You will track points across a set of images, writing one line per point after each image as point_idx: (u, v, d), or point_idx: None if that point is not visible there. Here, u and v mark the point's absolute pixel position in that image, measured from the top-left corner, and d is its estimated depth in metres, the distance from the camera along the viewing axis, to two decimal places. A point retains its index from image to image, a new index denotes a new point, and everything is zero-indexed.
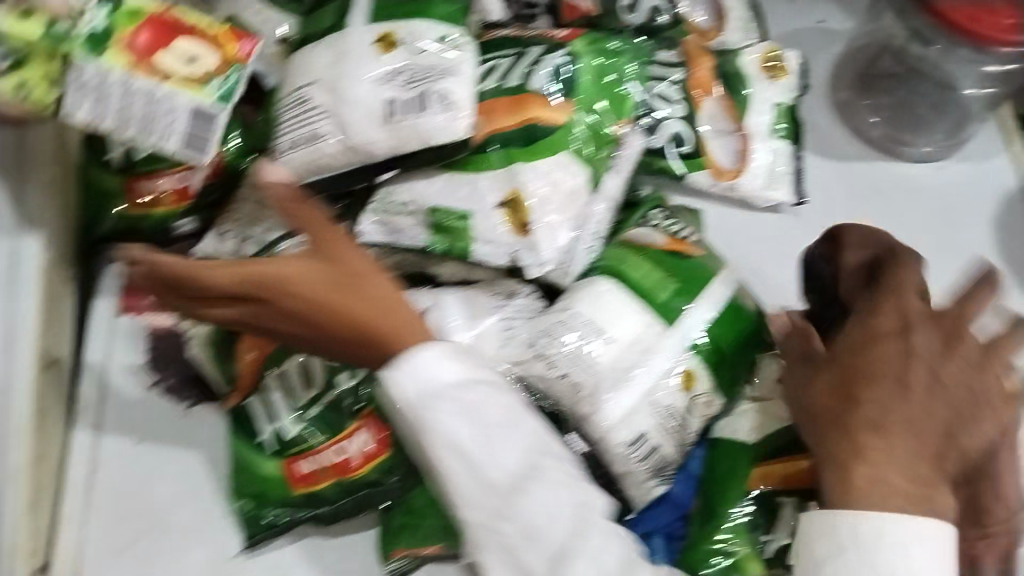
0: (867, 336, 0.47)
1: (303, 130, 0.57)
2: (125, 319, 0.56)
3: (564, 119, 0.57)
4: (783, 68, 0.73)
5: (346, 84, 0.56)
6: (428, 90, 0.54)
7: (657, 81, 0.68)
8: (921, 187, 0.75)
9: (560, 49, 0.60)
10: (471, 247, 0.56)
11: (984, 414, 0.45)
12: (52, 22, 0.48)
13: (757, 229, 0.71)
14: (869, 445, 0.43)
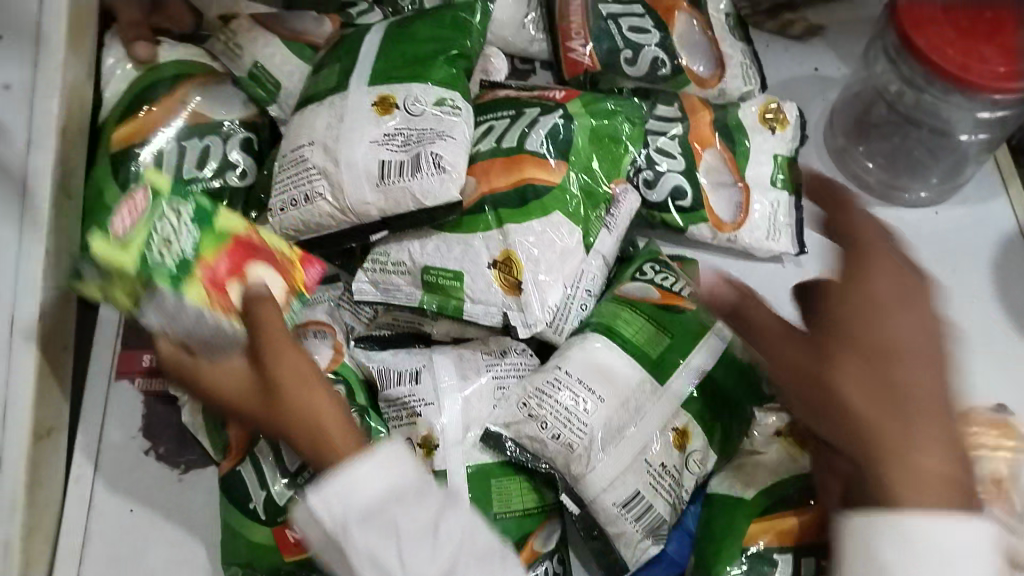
0: (866, 297, 0.41)
1: (294, 190, 0.55)
2: (123, 385, 0.59)
3: (559, 179, 0.58)
4: (783, 119, 0.71)
5: (342, 146, 0.54)
6: (422, 152, 0.54)
7: (656, 136, 0.69)
8: (918, 232, 0.75)
9: (558, 109, 0.60)
10: (462, 306, 0.56)
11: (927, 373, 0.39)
12: (144, 251, 0.44)
13: (755, 278, 0.71)
14: (918, 462, 0.37)
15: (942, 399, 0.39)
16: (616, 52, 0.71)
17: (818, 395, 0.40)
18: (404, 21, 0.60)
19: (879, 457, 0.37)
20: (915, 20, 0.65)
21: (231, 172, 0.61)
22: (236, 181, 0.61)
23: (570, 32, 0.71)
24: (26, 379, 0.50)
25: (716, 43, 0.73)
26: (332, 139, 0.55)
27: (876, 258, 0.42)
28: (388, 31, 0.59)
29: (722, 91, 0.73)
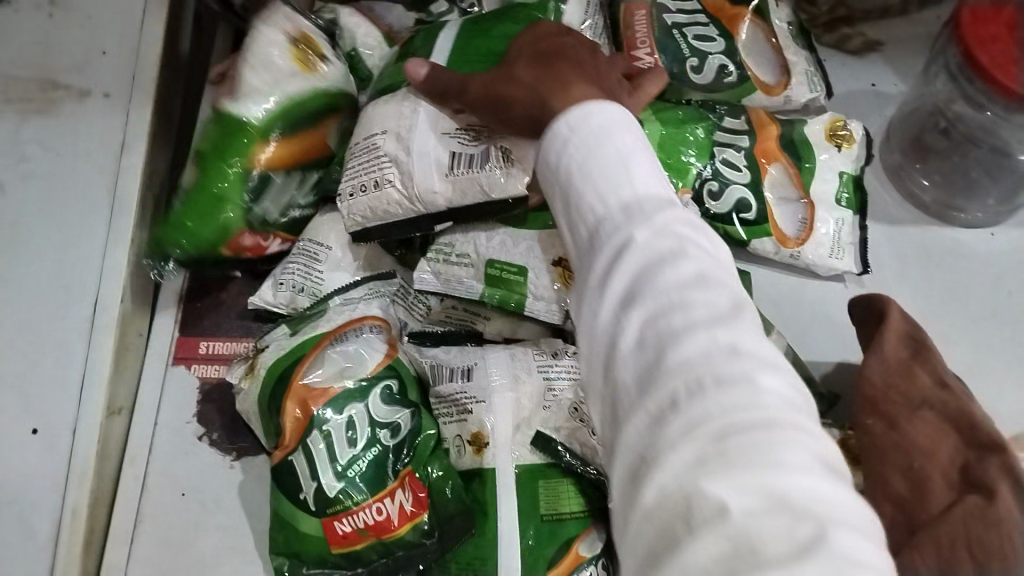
0: (537, 36, 0.52)
1: (365, 177, 0.56)
2: (178, 370, 0.60)
3: None
4: (849, 138, 0.72)
5: (416, 136, 0.55)
6: (492, 145, 0.54)
7: (724, 147, 0.69)
8: (972, 254, 0.74)
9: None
10: (524, 301, 0.57)
11: (599, 71, 0.49)
12: None
13: (807, 293, 0.71)
14: (567, 91, 0.45)
15: (581, 67, 0.48)
16: (682, 59, 0.74)
17: (490, 91, 0.50)
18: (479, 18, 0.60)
19: (542, 97, 0.46)
20: (980, 36, 0.64)
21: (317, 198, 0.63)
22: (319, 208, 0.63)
23: (636, 40, 0.73)
24: (103, 356, 0.56)
25: (781, 51, 0.77)
26: (403, 132, 0.55)
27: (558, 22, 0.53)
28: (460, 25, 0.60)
29: (788, 98, 0.76)
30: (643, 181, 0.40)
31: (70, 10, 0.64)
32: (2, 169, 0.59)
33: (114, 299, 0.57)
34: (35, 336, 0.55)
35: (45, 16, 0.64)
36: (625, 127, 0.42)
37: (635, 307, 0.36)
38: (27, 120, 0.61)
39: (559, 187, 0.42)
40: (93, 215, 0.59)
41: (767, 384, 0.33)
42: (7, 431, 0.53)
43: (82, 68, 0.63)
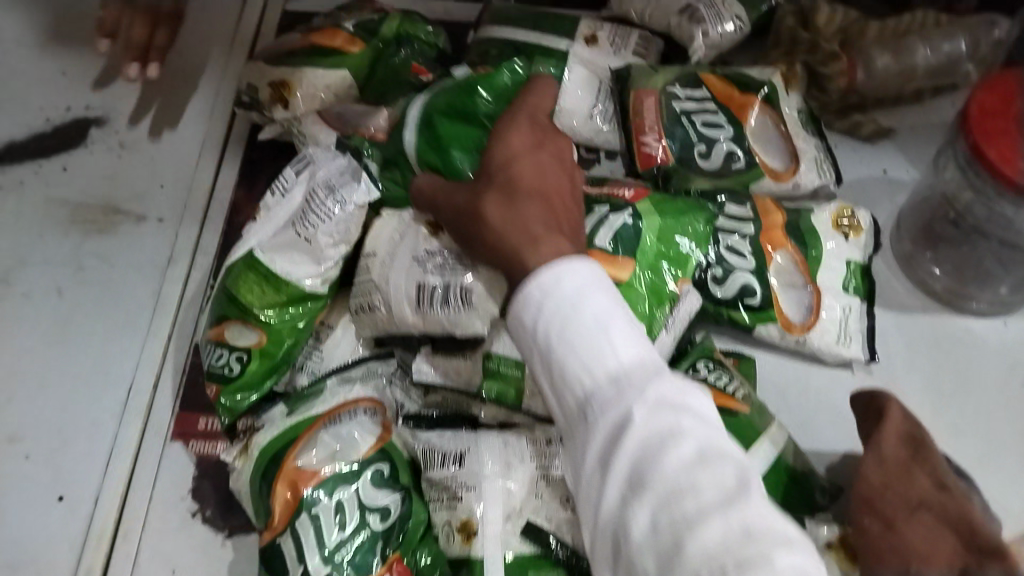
0: (504, 156, 0.54)
1: (360, 300, 0.59)
2: (177, 445, 0.61)
3: (627, 276, 0.59)
4: (857, 226, 0.72)
5: (392, 267, 0.58)
6: (453, 283, 0.56)
7: (727, 234, 0.69)
8: (984, 344, 0.73)
9: (627, 208, 0.61)
10: (523, 394, 0.57)
11: (557, 205, 0.53)
12: None
13: (814, 381, 0.70)
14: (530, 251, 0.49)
15: (542, 213, 0.51)
16: (690, 145, 0.75)
17: (461, 214, 0.54)
18: (450, 87, 0.64)
19: (509, 252, 0.50)
20: (987, 132, 0.64)
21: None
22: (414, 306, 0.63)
23: (644, 127, 0.75)
24: (130, 435, 0.61)
25: (790, 140, 0.78)
26: (386, 260, 0.58)
27: (522, 132, 0.55)
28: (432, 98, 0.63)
29: (797, 183, 0.76)
30: (624, 351, 0.44)
31: (135, 152, 0.75)
32: (61, 278, 0.68)
33: (147, 382, 0.63)
34: (70, 419, 0.62)
35: (113, 156, 0.74)
36: (578, 285, 0.45)
37: (641, 492, 0.40)
38: (87, 237, 0.70)
39: (539, 355, 0.46)
40: (138, 316, 0.66)
41: (783, 562, 0.37)
42: (35, 498, 0.59)
43: (136, 196, 0.72)
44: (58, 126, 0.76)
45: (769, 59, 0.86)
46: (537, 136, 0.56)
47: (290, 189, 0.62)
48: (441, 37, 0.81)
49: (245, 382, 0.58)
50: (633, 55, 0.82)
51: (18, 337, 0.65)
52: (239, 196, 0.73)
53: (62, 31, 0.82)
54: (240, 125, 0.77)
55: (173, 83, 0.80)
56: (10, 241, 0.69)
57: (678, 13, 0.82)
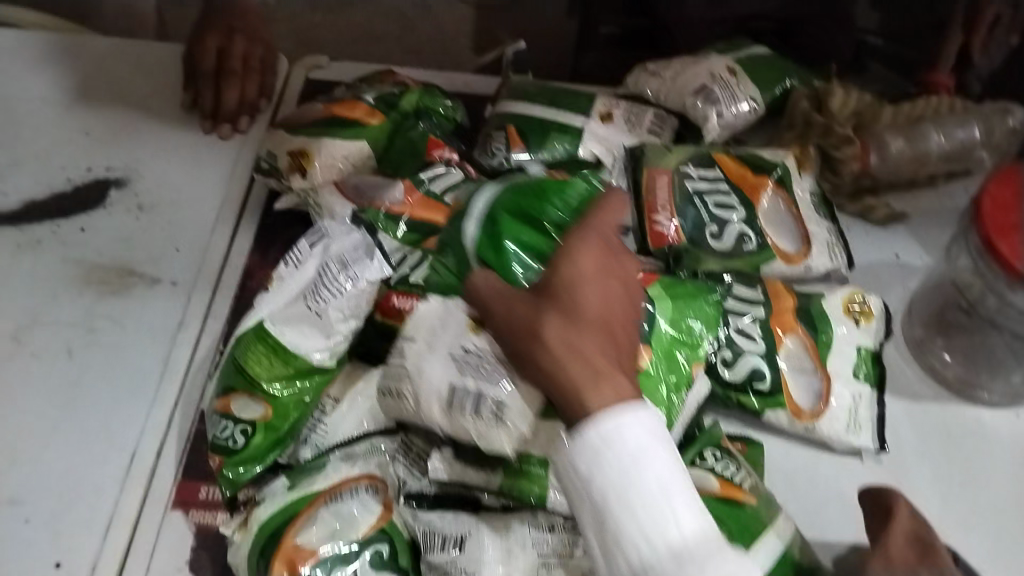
0: (572, 271, 0.49)
1: (388, 382, 0.58)
2: (178, 514, 0.61)
3: (646, 364, 0.57)
4: (867, 312, 0.72)
5: (428, 359, 0.57)
6: (485, 391, 0.55)
7: (737, 316, 0.69)
8: (997, 435, 0.72)
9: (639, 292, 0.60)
10: (546, 492, 0.56)
11: (620, 335, 0.48)
12: None
13: (823, 468, 0.69)
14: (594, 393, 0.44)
15: (608, 347, 0.47)
16: (702, 225, 0.75)
17: (510, 329, 0.47)
18: (523, 189, 0.65)
19: (568, 387, 0.45)
20: (1000, 227, 0.64)
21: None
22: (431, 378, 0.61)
23: (656, 205, 0.75)
24: (131, 501, 0.61)
25: (802, 222, 0.78)
26: (424, 349, 0.58)
27: (593, 243, 0.50)
28: (502, 198, 0.64)
29: (809, 266, 0.76)
30: (685, 522, 0.43)
31: (153, 215, 0.76)
32: (73, 338, 0.68)
33: (150, 447, 0.63)
34: (73, 483, 0.62)
35: (132, 219, 0.75)
36: (648, 451, 0.43)
37: None
38: (101, 299, 0.71)
39: (593, 511, 0.43)
40: (146, 380, 0.67)
41: None
42: (32, 563, 0.58)
43: (152, 258, 0.73)
44: (78, 185, 0.77)
45: (782, 141, 0.86)
46: (607, 248, 0.50)
47: (303, 261, 0.62)
48: (460, 113, 0.83)
49: (251, 456, 0.59)
50: (648, 133, 0.83)
51: (24, 398, 0.65)
52: (253, 261, 0.73)
53: (86, 92, 0.84)
54: (256, 190, 0.78)
55: (192, 146, 0.81)
56: (23, 300, 0.70)
57: (693, 93, 0.83)
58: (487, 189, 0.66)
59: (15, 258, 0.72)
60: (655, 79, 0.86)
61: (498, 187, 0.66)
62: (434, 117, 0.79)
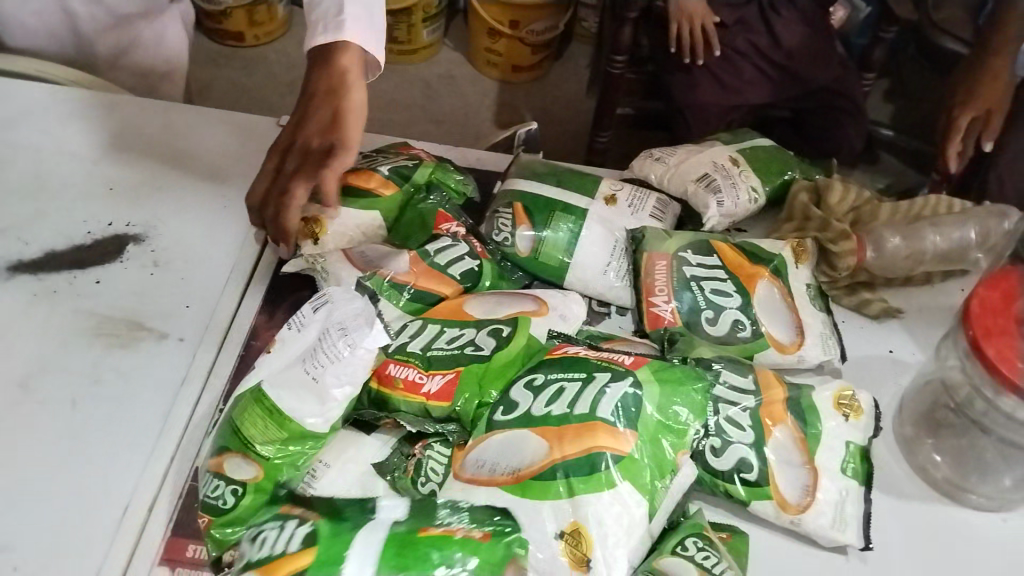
0: None
1: None
2: (163, 570, 0.62)
3: (630, 449, 0.58)
4: (857, 408, 0.72)
5: None
6: None
7: (728, 405, 0.70)
8: (984, 538, 0.72)
9: (627, 376, 0.60)
10: None
11: None
12: None
13: (806, 563, 0.69)
14: None
15: None
16: (698, 310, 0.77)
17: None
18: (405, 539, 0.54)
19: None
20: (986, 329, 0.66)
21: (454, 425, 0.64)
22: (418, 448, 0.64)
23: (654, 288, 0.78)
24: (118, 557, 0.62)
25: (797, 313, 0.79)
26: None
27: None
28: (382, 560, 0.53)
29: (802, 357, 0.77)
30: None
31: (167, 272, 0.78)
32: (78, 388, 0.70)
33: (143, 501, 0.65)
34: (63, 535, 0.63)
35: (146, 274, 0.78)
36: None
37: None
38: (110, 351, 0.73)
39: None
40: (144, 435, 0.68)
41: None
42: None
43: (163, 314, 0.75)
44: (98, 239, 0.80)
45: (781, 231, 0.87)
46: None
47: (305, 326, 0.65)
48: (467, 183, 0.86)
49: (235, 517, 0.60)
50: (651, 217, 0.85)
51: (26, 445, 0.67)
52: (260, 320, 0.75)
53: (114, 149, 0.87)
54: (268, 252, 0.81)
55: (211, 207, 0.84)
56: (34, 348, 0.72)
57: (696, 180, 0.86)
58: (358, 536, 0.55)
59: (31, 306, 0.75)
60: (660, 164, 0.89)
61: (372, 535, 0.55)
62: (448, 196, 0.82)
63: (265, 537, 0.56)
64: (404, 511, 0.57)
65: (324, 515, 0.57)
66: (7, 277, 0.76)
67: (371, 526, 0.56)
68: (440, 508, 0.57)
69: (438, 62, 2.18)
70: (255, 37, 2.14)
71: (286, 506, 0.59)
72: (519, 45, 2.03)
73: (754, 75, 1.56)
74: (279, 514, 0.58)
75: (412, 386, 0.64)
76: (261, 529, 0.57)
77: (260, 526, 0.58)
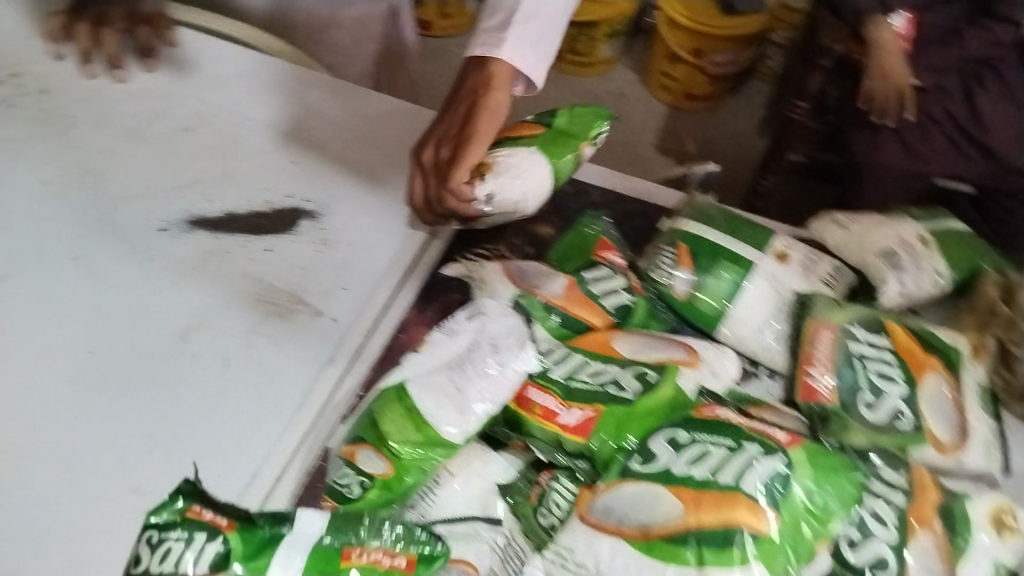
0: None
1: None
2: None
3: (768, 529, 0.54)
4: (1013, 528, 0.66)
5: None
6: None
7: (874, 498, 0.65)
8: None
9: (779, 453, 0.57)
10: None
11: None
12: None
13: None
14: None
15: None
16: (857, 390, 0.72)
17: None
18: (322, 565, 0.53)
19: None
20: None
21: (584, 462, 0.63)
22: (544, 478, 0.63)
23: (813, 358, 0.74)
24: None
25: (963, 415, 0.73)
26: None
27: None
28: None
29: (961, 462, 0.70)
30: None
31: (333, 252, 0.80)
32: (232, 348, 0.73)
33: (272, 471, 0.66)
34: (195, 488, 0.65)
35: (312, 251, 0.80)
36: None
37: None
38: (267, 319, 0.75)
39: None
40: (283, 407, 0.70)
41: None
42: None
43: (322, 292, 0.77)
44: (275, 209, 0.83)
45: (959, 323, 0.81)
46: None
47: (456, 333, 0.64)
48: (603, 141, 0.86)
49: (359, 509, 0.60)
50: (822, 283, 0.81)
51: (177, 395, 0.70)
52: (410, 315, 0.76)
53: (302, 122, 0.90)
54: (429, 250, 0.82)
55: (383, 195, 0.85)
56: (199, 303, 0.75)
57: (877, 253, 0.81)
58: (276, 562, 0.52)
59: (204, 260, 0.78)
60: (840, 231, 0.85)
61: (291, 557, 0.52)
62: (593, 127, 0.82)
63: (168, 550, 0.50)
64: (325, 524, 0.54)
65: (234, 527, 0.52)
66: (187, 230, 0.80)
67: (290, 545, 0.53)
68: (366, 522, 0.55)
69: (613, 78, 2.16)
70: (444, 28, 2.18)
71: (193, 509, 0.52)
72: (698, 74, 1.99)
73: (944, 144, 1.47)
74: (182, 518, 0.52)
75: (550, 413, 0.63)
76: (164, 533, 0.51)
77: (159, 530, 0.51)
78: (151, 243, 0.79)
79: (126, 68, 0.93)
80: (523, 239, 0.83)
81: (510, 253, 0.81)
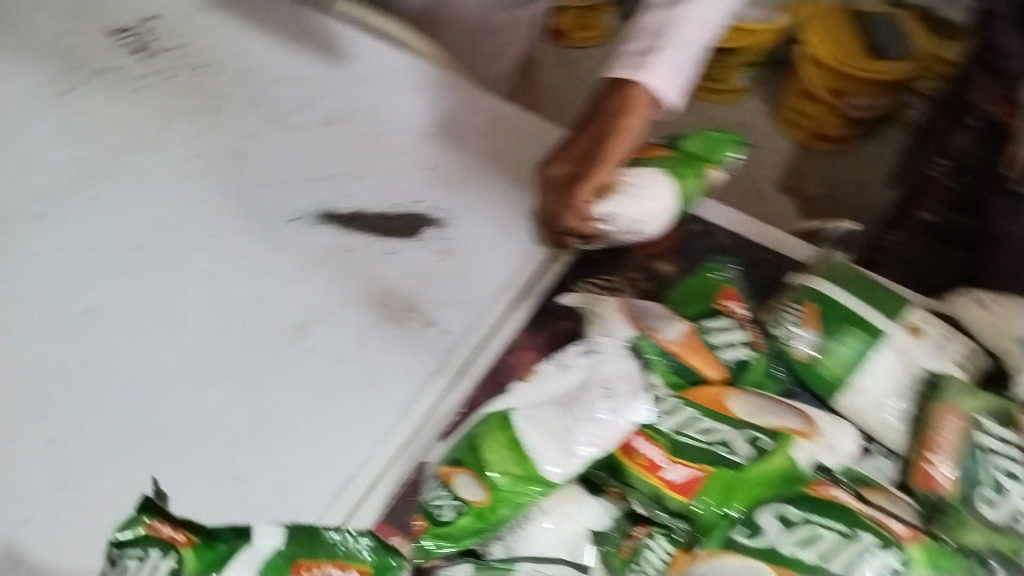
0: None
1: None
2: None
3: None
4: None
5: None
6: None
7: None
8: None
9: (895, 549, 0.55)
10: None
11: None
12: None
13: None
14: None
15: None
16: (976, 485, 0.65)
17: None
18: None
19: None
20: None
21: (684, 523, 0.60)
22: (640, 533, 0.62)
23: (933, 443, 0.68)
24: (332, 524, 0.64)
25: None
26: None
27: None
28: None
29: None
30: None
31: (452, 263, 0.80)
32: (343, 347, 0.73)
33: (367, 478, 0.66)
34: (290, 483, 0.65)
35: (432, 259, 0.80)
36: None
37: None
38: (380, 323, 0.75)
39: None
40: (385, 414, 0.70)
41: None
42: None
43: (436, 303, 0.77)
44: (400, 212, 0.83)
45: None
46: None
47: (570, 367, 0.63)
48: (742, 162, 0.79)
49: (450, 534, 0.60)
50: (952, 363, 0.76)
51: (285, 387, 0.70)
52: (521, 337, 0.75)
53: (438, 127, 0.90)
54: (547, 273, 0.80)
55: (508, 211, 0.84)
56: (317, 298, 0.76)
57: (1016, 340, 0.75)
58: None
59: (327, 257, 0.78)
60: (980, 311, 0.79)
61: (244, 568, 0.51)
62: (722, 149, 0.75)
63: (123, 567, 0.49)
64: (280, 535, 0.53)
65: (192, 541, 0.51)
66: (314, 222, 0.81)
67: (248, 555, 0.51)
68: (318, 533, 0.54)
69: (744, 108, 2.11)
70: (582, 39, 2.17)
71: (147, 523, 0.51)
72: (833, 115, 1.93)
73: None
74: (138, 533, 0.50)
75: (656, 466, 0.61)
76: (124, 544, 0.50)
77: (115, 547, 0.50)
78: (278, 231, 0.80)
79: (277, 55, 0.94)
80: (643, 274, 0.80)
81: (629, 288, 0.79)
